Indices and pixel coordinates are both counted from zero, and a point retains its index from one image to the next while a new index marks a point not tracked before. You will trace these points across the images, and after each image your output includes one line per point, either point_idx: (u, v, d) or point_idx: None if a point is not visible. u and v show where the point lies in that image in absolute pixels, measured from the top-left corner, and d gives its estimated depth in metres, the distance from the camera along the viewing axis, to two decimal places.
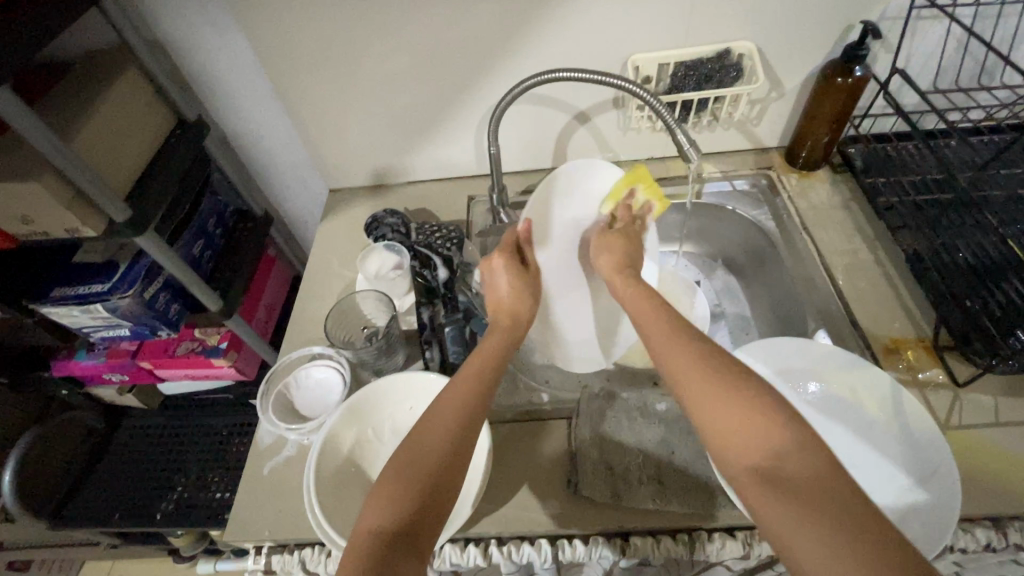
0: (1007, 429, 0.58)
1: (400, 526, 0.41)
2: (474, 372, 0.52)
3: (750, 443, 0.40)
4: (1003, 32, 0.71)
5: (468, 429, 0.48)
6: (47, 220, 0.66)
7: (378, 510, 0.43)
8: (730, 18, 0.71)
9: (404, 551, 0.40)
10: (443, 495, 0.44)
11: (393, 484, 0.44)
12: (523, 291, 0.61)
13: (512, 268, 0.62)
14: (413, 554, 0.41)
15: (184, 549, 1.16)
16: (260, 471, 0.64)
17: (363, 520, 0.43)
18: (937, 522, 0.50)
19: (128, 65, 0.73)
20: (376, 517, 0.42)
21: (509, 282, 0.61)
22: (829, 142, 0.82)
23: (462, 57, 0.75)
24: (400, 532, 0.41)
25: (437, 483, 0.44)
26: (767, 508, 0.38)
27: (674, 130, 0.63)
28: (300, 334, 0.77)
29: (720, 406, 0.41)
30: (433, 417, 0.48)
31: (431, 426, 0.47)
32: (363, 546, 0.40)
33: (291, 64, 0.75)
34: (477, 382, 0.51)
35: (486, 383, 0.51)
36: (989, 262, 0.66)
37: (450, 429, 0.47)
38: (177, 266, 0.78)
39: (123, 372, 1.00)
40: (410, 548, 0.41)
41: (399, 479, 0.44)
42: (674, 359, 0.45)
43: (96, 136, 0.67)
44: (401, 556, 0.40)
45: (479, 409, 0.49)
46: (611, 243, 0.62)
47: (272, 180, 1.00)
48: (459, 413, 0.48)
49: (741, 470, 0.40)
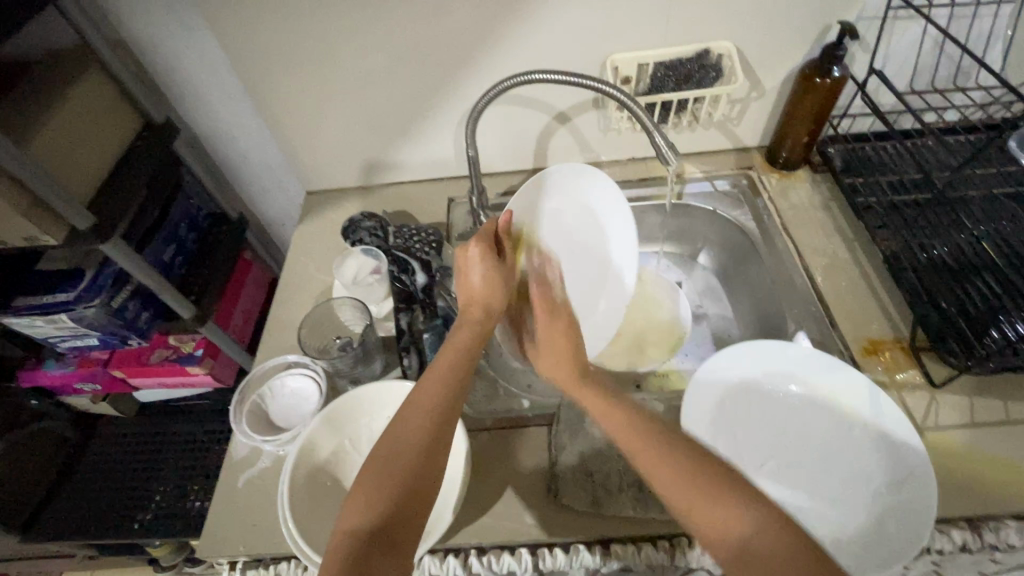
0: (983, 429, 0.58)
1: (378, 524, 0.41)
2: (443, 368, 0.51)
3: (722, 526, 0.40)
4: (978, 33, 0.72)
5: (444, 424, 0.47)
6: (3, 228, 0.63)
7: (356, 511, 0.42)
8: (708, 18, 0.71)
9: (384, 551, 0.40)
10: (420, 494, 0.43)
11: (369, 486, 0.43)
12: (496, 282, 0.59)
13: (472, 279, 0.60)
14: (392, 553, 0.40)
15: (162, 558, 1.13)
16: (234, 484, 0.62)
17: (341, 522, 0.42)
18: (912, 525, 0.50)
19: (89, 65, 0.70)
20: (354, 519, 0.42)
21: (481, 273, 0.60)
22: (808, 142, 0.82)
23: (438, 58, 0.73)
24: (378, 531, 0.41)
25: (413, 481, 0.44)
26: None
27: (652, 133, 0.62)
28: (275, 341, 0.75)
29: (674, 483, 0.43)
30: (403, 417, 0.47)
31: (401, 428, 0.46)
32: (341, 550, 0.40)
33: (262, 66, 0.73)
34: (449, 380, 0.50)
35: (461, 378, 0.51)
36: (964, 261, 0.67)
37: (421, 429, 0.46)
38: (145, 274, 0.75)
39: (95, 381, 0.97)
40: (389, 548, 0.40)
41: (375, 478, 0.43)
42: (640, 451, 0.46)
43: (55, 139, 0.65)
44: (380, 555, 0.40)
45: (451, 405, 0.49)
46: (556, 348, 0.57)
47: (247, 182, 0.98)
48: (431, 412, 0.47)
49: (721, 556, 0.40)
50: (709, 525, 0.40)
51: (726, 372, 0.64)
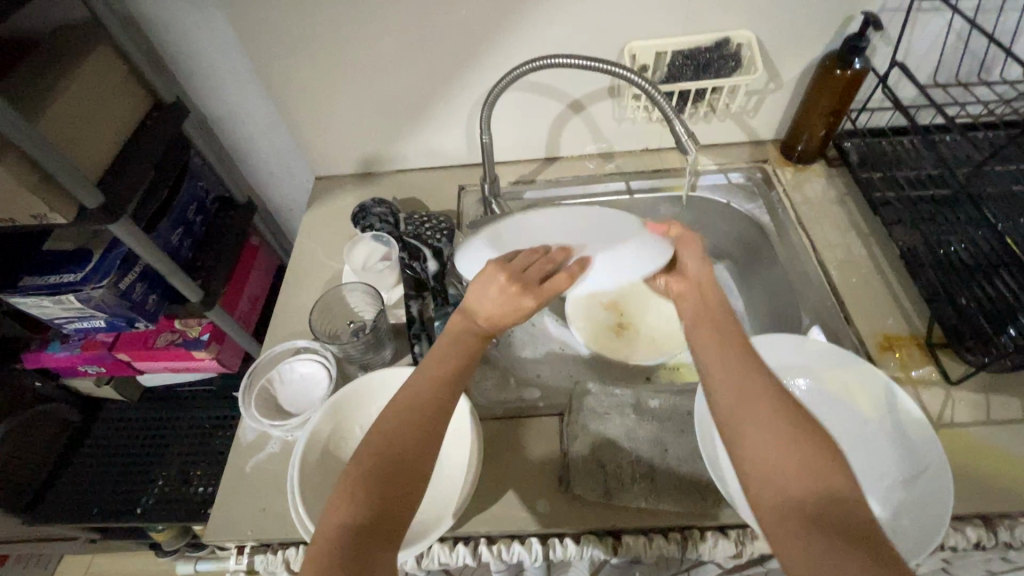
0: (998, 427, 0.58)
1: (370, 519, 0.41)
2: (445, 361, 0.50)
3: (792, 479, 0.41)
4: (1004, 27, 0.71)
5: (441, 420, 0.47)
6: (11, 205, 0.62)
7: (348, 501, 0.42)
8: (730, 7, 0.70)
9: (377, 545, 0.40)
10: (413, 489, 0.43)
11: (369, 477, 0.42)
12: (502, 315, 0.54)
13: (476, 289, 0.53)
14: (385, 547, 0.40)
15: (165, 543, 1.14)
16: (242, 469, 0.62)
17: (332, 509, 0.42)
18: (927, 517, 0.49)
19: (98, 42, 0.69)
20: (345, 513, 0.41)
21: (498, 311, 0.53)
22: (826, 136, 0.81)
23: (454, 42, 0.72)
24: (370, 524, 0.41)
25: (408, 476, 0.43)
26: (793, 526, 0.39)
27: (672, 121, 0.61)
28: (284, 326, 0.75)
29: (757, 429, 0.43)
30: (401, 411, 0.46)
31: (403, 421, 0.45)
32: (335, 544, 0.40)
33: (275, 46, 0.72)
34: (450, 374, 0.49)
35: (463, 371, 0.50)
36: (982, 257, 0.66)
37: (421, 428, 0.45)
38: (153, 255, 0.75)
39: (100, 364, 0.97)
40: (382, 543, 0.40)
41: (374, 469, 0.43)
42: (726, 390, 0.46)
43: (64, 115, 0.64)
44: (372, 548, 0.40)
45: (450, 399, 0.48)
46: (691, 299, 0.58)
47: (256, 166, 0.97)
48: (432, 407, 0.47)
49: (785, 506, 0.40)
50: (773, 474, 0.41)
51: None
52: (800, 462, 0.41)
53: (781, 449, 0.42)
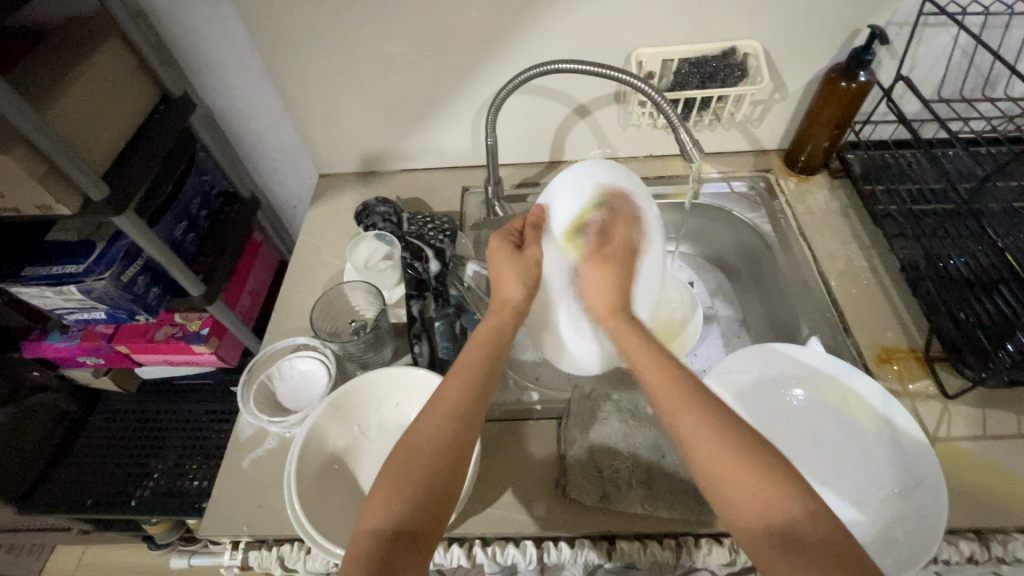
0: (995, 442, 0.58)
1: (400, 526, 0.41)
2: (468, 367, 0.50)
3: (759, 499, 0.40)
4: (1009, 44, 0.71)
5: (468, 430, 0.47)
6: (18, 195, 0.63)
7: (377, 513, 0.42)
8: (738, 16, 0.70)
9: (411, 553, 0.40)
10: (442, 497, 0.43)
11: (389, 488, 0.43)
12: (526, 282, 0.56)
13: (515, 267, 0.56)
14: (416, 552, 0.41)
15: (159, 536, 1.13)
16: (239, 464, 0.62)
17: (362, 521, 0.42)
18: (922, 536, 0.49)
19: (108, 35, 0.69)
20: (375, 520, 0.42)
21: (514, 275, 0.56)
22: (829, 147, 0.81)
23: (463, 43, 0.72)
24: (401, 532, 0.41)
25: (433, 484, 0.43)
26: (765, 550, 0.38)
27: (677, 129, 0.60)
28: (285, 322, 0.75)
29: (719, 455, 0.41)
30: (428, 417, 0.47)
31: (431, 425, 0.46)
32: (363, 549, 0.40)
33: (284, 43, 0.72)
34: (472, 383, 0.49)
35: (489, 376, 0.50)
36: (983, 273, 0.66)
37: (445, 433, 0.45)
38: (156, 249, 0.75)
39: (99, 355, 0.97)
40: (412, 550, 0.40)
41: (394, 481, 0.43)
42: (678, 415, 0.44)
43: (72, 108, 0.64)
44: (403, 556, 0.40)
45: (478, 409, 0.48)
46: (604, 282, 0.53)
47: (261, 162, 0.97)
48: (454, 417, 0.46)
49: (756, 530, 0.39)
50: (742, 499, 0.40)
51: (736, 373, 0.63)
52: (763, 479, 0.40)
53: (746, 473, 0.40)
